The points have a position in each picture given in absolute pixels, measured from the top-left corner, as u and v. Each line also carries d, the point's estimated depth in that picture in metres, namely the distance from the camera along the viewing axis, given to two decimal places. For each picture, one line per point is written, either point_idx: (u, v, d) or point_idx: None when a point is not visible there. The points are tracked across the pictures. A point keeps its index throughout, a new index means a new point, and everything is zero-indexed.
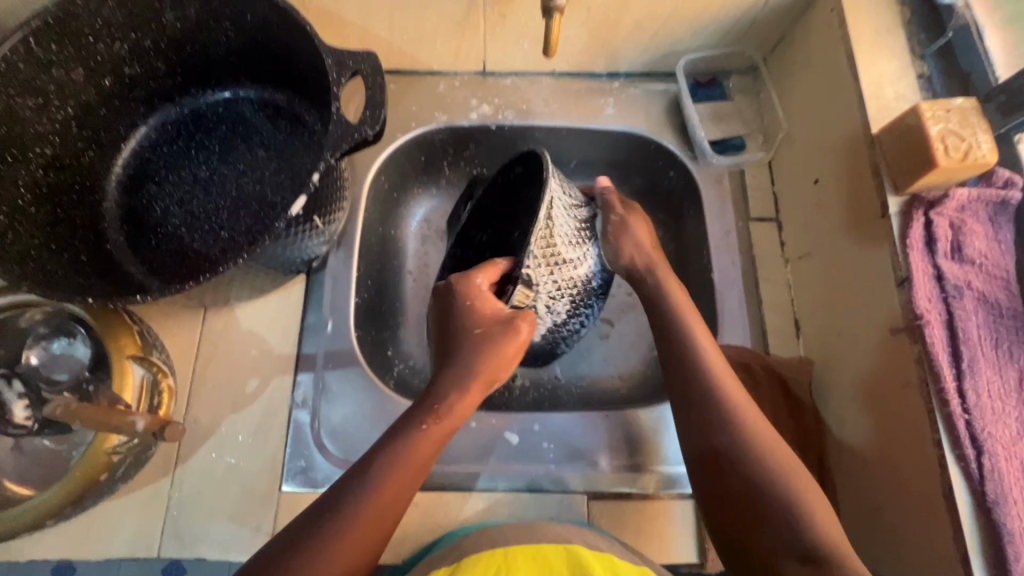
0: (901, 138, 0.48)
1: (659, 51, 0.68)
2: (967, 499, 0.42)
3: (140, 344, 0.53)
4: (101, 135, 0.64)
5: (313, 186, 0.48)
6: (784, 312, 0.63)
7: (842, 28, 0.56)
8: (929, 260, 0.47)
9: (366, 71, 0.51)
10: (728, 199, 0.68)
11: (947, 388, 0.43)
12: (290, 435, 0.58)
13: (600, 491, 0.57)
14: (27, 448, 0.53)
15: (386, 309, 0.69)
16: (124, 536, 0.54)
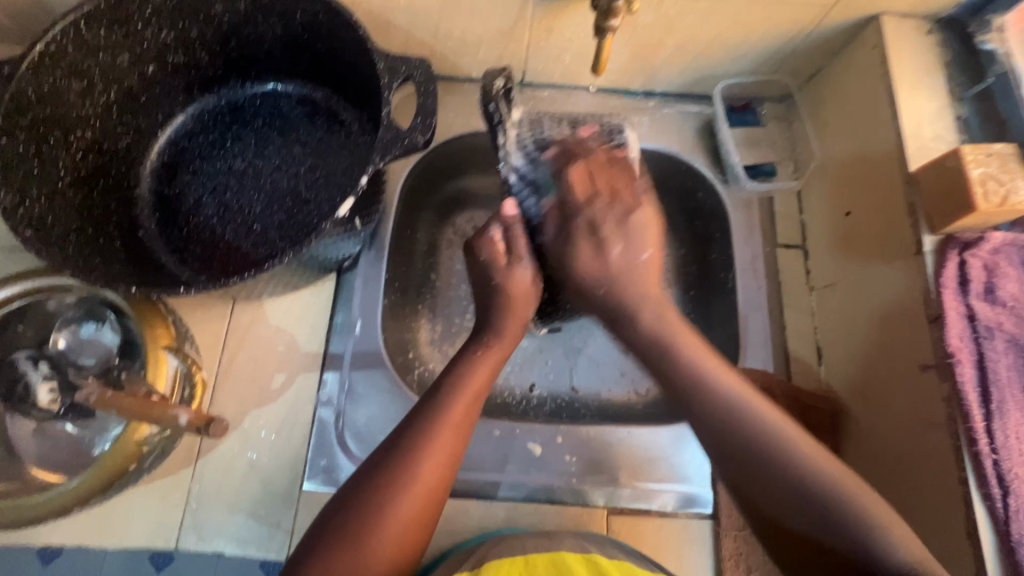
0: (941, 179, 0.49)
1: (697, 74, 0.69)
2: (991, 537, 0.43)
3: (173, 335, 0.54)
4: (139, 121, 0.64)
5: (360, 188, 0.48)
6: (806, 338, 0.64)
7: (883, 66, 0.57)
8: (961, 299, 0.48)
9: (418, 77, 0.51)
10: (756, 224, 0.69)
11: (975, 427, 0.44)
12: (313, 433, 0.58)
13: (619, 507, 0.58)
14: (49, 432, 0.53)
15: (410, 312, 0.69)
16: (142, 526, 0.53)
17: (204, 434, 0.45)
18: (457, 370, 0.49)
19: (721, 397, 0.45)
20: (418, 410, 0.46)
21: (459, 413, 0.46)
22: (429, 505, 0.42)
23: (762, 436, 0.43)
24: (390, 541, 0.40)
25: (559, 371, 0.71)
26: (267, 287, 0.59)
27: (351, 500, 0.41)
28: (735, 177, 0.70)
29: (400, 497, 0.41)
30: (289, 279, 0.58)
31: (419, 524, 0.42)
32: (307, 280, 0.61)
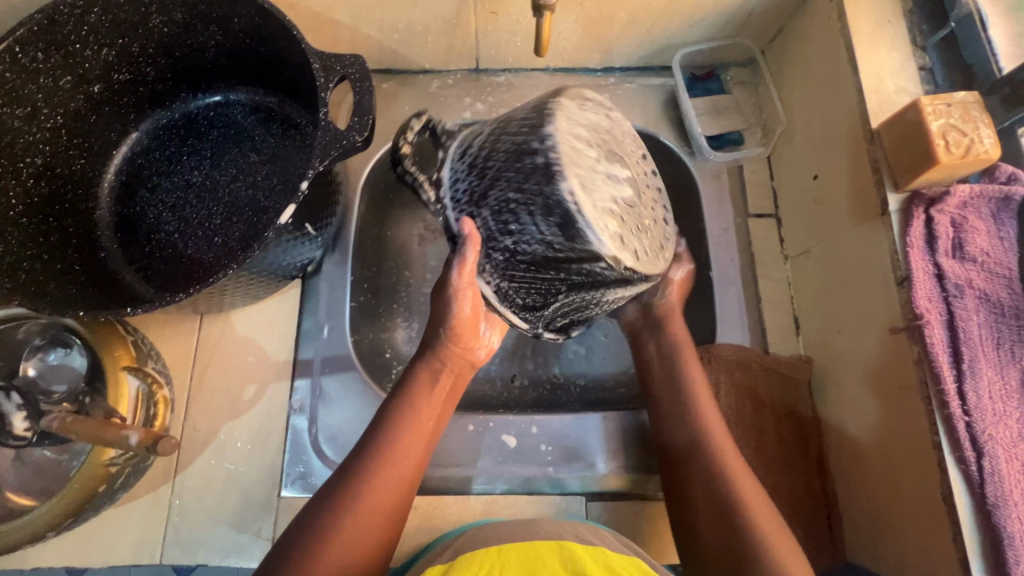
0: (902, 133, 0.47)
1: (654, 45, 0.67)
2: (966, 502, 0.42)
3: (135, 354, 0.54)
4: (92, 142, 0.64)
5: (302, 194, 0.47)
6: (783, 309, 0.63)
7: (841, 20, 0.54)
8: (929, 259, 0.46)
9: (354, 75, 0.50)
10: (727, 195, 0.67)
11: (946, 389, 0.43)
12: (288, 440, 0.58)
13: (598, 493, 0.58)
14: (27, 458, 0.53)
15: (383, 312, 0.69)
16: (126, 543, 0.54)
17: (156, 451, 0.46)
18: (406, 401, 0.52)
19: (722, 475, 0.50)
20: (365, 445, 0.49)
21: (415, 434, 0.50)
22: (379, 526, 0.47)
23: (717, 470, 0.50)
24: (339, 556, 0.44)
25: (539, 360, 0.71)
26: (228, 298, 0.58)
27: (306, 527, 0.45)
28: (701, 149, 0.67)
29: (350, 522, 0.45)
30: (250, 289, 0.58)
31: (386, 533, 0.47)
32: (270, 288, 0.60)
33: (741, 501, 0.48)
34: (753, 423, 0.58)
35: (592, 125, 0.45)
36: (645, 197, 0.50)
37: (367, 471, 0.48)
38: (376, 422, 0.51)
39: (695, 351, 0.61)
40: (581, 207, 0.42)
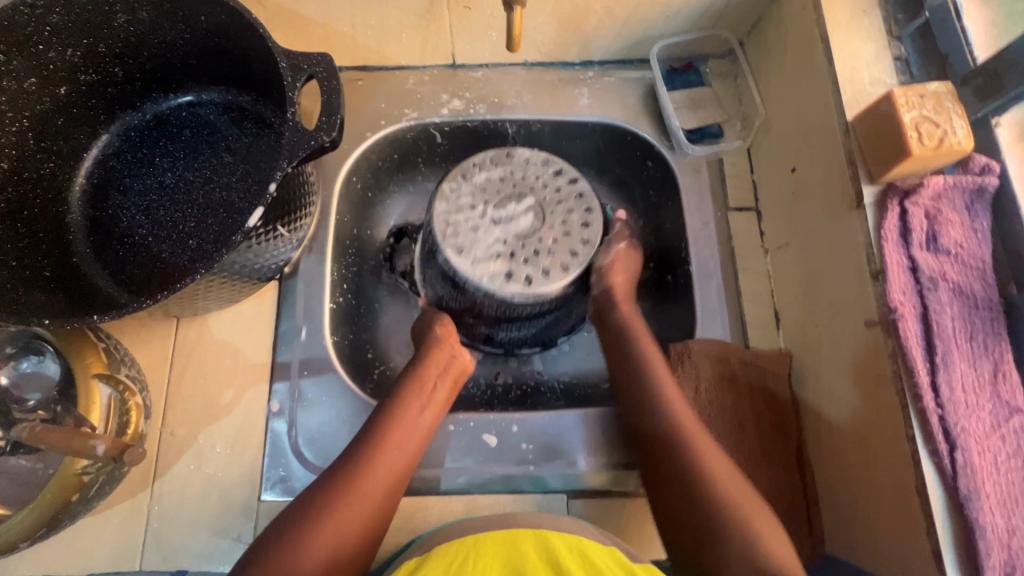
0: (876, 125, 0.47)
1: (631, 38, 0.67)
2: (940, 494, 0.42)
3: (107, 362, 0.53)
4: (61, 145, 0.62)
5: (270, 197, 0.47)
6: (763, 303, 0.63)
7: (816, 10, 0.54)
8: (903, 252, 0.46)
9: (321, 74, 0.49)
10: (707, 189, 0.67)
11: (919, 382, 0.43)
12: (267, 444, 0.58)
13: (582, 490, 0.58)
14: (2, 467, 0.53)
15: (363, 313, 0.69)
16: (105, 551, 0.54)
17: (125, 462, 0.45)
18: (393, 408, 0.54)
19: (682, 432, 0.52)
20: (354, 443, 0.52)
21: (405, 435, 0.53)
22: (363, 519, 0.48)
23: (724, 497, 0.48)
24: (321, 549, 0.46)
25: (522, 357, 0.72)
26: (204, 302, 0.58)
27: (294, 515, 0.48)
28: (680, 143, 0.67)
29: (334, 514, 0.47)
30: (225, 292, 0.57)
31: (364, 532, 0.48)
32: (245, 291, 0.60)
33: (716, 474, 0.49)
34: (733, 417, 0.58)
35: (484, 184, 0.60)
36: (544, 214, 0.59)
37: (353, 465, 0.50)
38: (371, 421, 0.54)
39: (675, 347, 0.61)
40: (462, 271, 0.56)
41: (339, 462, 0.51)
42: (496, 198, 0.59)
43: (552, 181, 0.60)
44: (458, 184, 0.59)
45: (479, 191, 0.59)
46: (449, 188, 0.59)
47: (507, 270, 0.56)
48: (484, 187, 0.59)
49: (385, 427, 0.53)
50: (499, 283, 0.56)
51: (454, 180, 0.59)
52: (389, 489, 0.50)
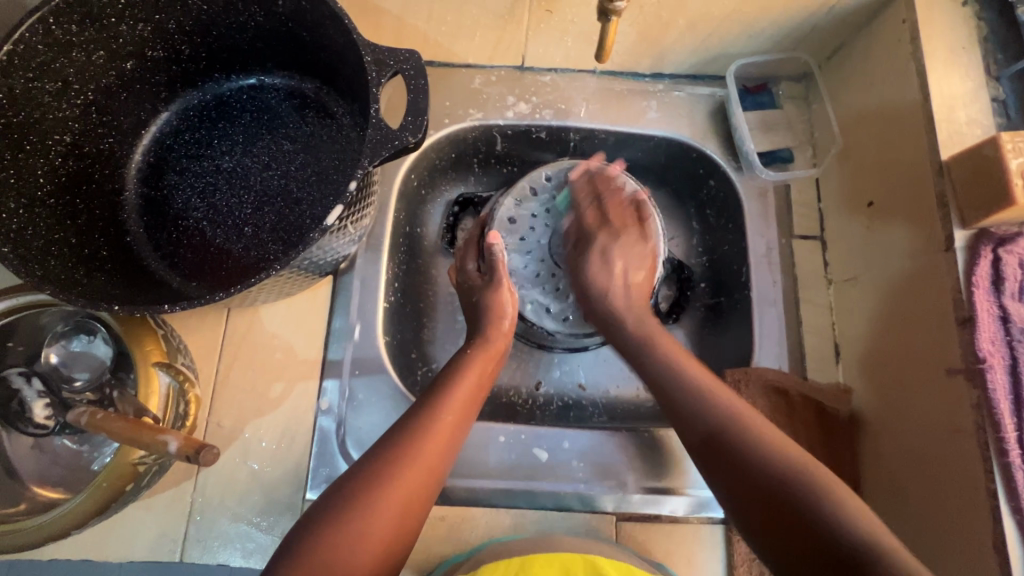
0: (976, 168, 0.45)
1: (708, 54, 0.65)
2: (1021, 553, 0.41)
3: (165, 350, 0.50)
4: (121, 121, 0.61)
5: (350, 194, 0.45)
6: (824, 336, 0.61)
7: (913, 44, 0.52)
8: (994, 300, 0.45)
9: (408, 70, 0.47)
10: (772, 214, 0.65)
11: (1007, 437, 0.42)
12: (315, 442, 0.57)
13: (628, 513, 0.56)
14: (47, 447, 0.53)
15: (411, 314, 0.68)
16: (145, 540, 0.53)
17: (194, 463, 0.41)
18: (452, 377, 0.53)
19: (719, 406, 0.49)
20: (407, 422, 0.48)
21: (461, 405, 0.51)
22: (417, 505, 0.45)
23: (728, 416, 0.48)
24: (377, 537, 0.42)
25: (564, 369, 0.71)
26: (260, 293, 0.56)
27: (357, 472, 0.45)
28: (750, 165, 0.66)
29: (389, 496, 0.44)
30: (281, 284, 0.56)
31: (421, 494, 0.46)
32: (302, 284, 0.59)
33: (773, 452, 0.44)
34: None
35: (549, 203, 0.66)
36: None
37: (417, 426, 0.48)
38: (431, 387, 0.52)
39: (731, 373, 0.60)
40: None
41: (389, 440, 0.47)
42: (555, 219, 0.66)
43: None
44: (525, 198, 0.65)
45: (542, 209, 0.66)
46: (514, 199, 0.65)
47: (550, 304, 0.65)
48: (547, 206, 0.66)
49: (437, 410, 0.49)
50: (540, 315, 0.65)
51: (521, 192, 0.66)
52: (439, 474, 0.47)
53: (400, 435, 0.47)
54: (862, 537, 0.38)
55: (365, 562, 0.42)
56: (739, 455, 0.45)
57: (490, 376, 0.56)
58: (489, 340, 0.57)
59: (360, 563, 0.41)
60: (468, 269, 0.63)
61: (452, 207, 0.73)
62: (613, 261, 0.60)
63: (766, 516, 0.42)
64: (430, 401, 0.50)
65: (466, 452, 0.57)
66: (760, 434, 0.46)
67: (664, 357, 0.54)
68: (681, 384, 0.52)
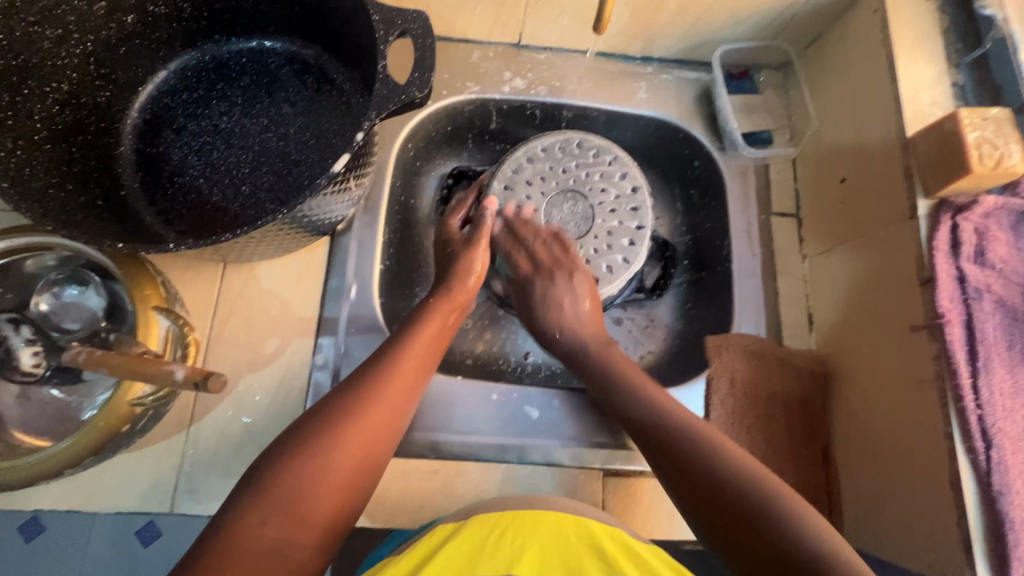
0: (937, 142, 0.50)
1: (695, 39, 0.69)
2: (974, 489, 0.45)
3: (165, 296, 0.50)
4: (119, 75, 0.61)
5: (356, 144, 0.46)
6: (798, 305, 0.65)
7: (883, 31, 0.57)
8: (953, 262, 0.49)
9: (416, 30, 0.49)
10: (752, 192, 0.69)
11: (962, 384, 0.46)
12: (309, 396, 0.57)
13: (615, 468, 0.58)
14: (34, 397, 0.52)
15: (404, 280, 0.69)
16: (136, 490, 0.53)
17: (203, 389, 0.40)
18: (414, 326, 0.54)
19: (688, 424, 0.49)
20: (371, 366, 0.50)
21: (421, 352, 0.52)
22: (381, 442, 0.47)
23: (705, 439, 0.47)
24: (341, 471, 0.44)
25: None
26: (258, 249, 0.57)
27: (321, 412, 0.46)
28: (733, 145, 0.69)
29: (351, 434, 0.45)
30: (279, 240, 0.57)
31: (382, 435, 0.47)
32: (300, 242, 0.59)
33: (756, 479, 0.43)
34: (764, 410, 0.61)
35: (546, 171, 0.66)
36: (593, 218, 0.65)
37: (381, 371, 0.49)
38: (394, 336, 0.53)
39: (713, 339, 0.64)
40: (498, 251, 0.64)
41: (353, 382, 0.48)
42: (551, 189, 0.66)
43: (613, 184, 0.66)
44: (523, 165, 0.65)
45: (538, 177, 0.66)
46: (512, 166, 0.65)
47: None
48: (545, 174, 0.66)
49: (399, 356, 0.51)
50: None
51: (517, 160, 0.66)
52: (401, 416, 0.49)
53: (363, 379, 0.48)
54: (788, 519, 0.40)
55: (327, 495, 0.43)
56: (693, 462, 0.46)
57: (451, 328, 0.57)
58: (452, 294, 0.58)
59: (326, 496, 0.43)
60: (450, 226, 0.64)
61: (446, 178, 0.74)
62: (576, 297, 0.60)
63: (710, 509, 0.43)
64: (392, 348, 0.52)
65: (460, 409, 0.59)
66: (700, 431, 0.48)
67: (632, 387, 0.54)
68: (661, 421, 0.50)
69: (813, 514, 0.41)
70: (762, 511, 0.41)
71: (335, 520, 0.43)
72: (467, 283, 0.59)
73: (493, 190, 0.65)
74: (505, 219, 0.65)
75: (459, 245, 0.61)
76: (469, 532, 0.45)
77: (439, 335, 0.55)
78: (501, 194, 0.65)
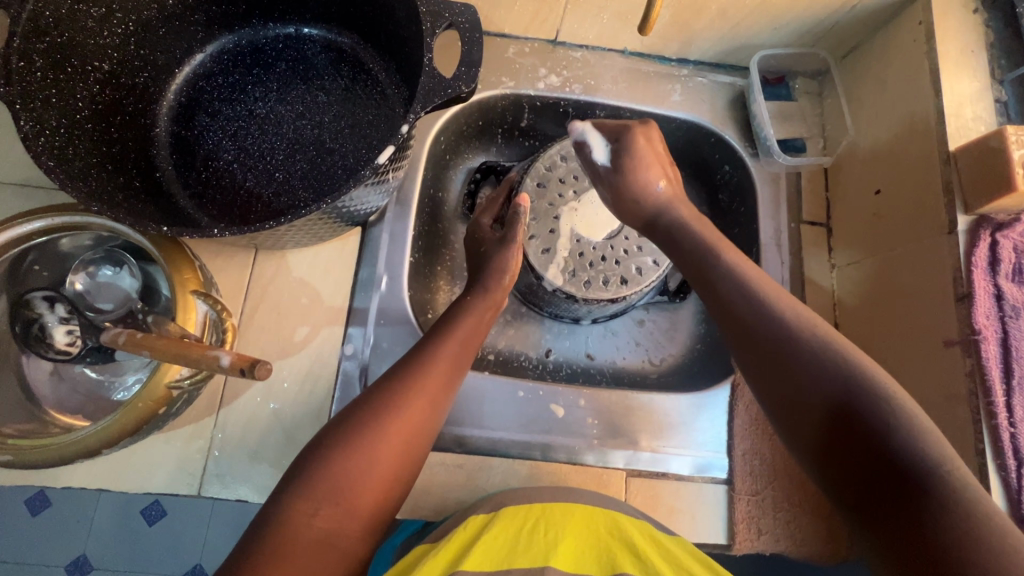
0: (981, 158, 0.49)
1: (733, 43, 0.68)
2: (1004, 507, 0.45)
3: (202, 280, 0.50)
4: (157, 57, 0.60)
5: (401, 136, 0.46)
6: (825, 315, 0.65)
7: (928, 43, 0.57)
8: (990, 280, 0.49)
9: (464, 24, 0.49)
10: (783, 200, 0.69)
11: (996, 401, 0.46)
12: (338, 386, 0.57)
13: (637, 470, 0.59)
14: (67, 375, 0.52)
15: (430, 273, 0.69)
16: (164, 472, 0.53)
17: (247, 376, 0.38)
18: (450, 323, 0.54)
19: (765, 304, 0.47)
20: (409, 363, 0.51)
21: (458, 349, 0.53)
22: (419, 438, 0.48)
23: (792, 326, 0.45)
24: (383, 469, 0.45)
25: (574, 337, 0.73)
26: (293, 237, 0.57)
27: (360, 409, 0.47)
28: (767, 152, 0.69)
29: (391, 431, 0.46)
30: (314, 228, 0.57)
31: (421, 431, 0.48)
32: (333, 232, 0.59)
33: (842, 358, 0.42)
34: None
35: (579, 170, 0.66)
36: None
37: (417, 368, 0.50)
38: (431, 332, 0.54)
39: None
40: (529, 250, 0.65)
41: (392, 378, 0.49)
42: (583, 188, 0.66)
43: None
44: (557, 163, 0.66)
45: (571, 176, 0.66)
46: (545, 164, 0.66)
47: (573, 268, 0.64)
48: (577, 173, 0.66)
49: (438, 352, 0.52)
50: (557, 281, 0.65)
51: (551, 158, 0.66)
52: (439, 413, 0.50)
53: (405, 369, 0.49)
54: (865, 398, 0.40)
55: (371, 489, 0.45)
56: (775, 347, 0.45)
57: (487, 324, 0.58)
58: (489, 292, 0.58)
59: (369, 490, 0.44)
60: (481, 224, 0.64)
61: (474, 173, 0.74)
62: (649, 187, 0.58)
63: (788, 393, 0.44)
64: (429, 344, 0.52)
65: (486, 404, 0.59)
66: (784, 314, 0.46)
67: (719, 254, 0.52)
68: (749, 301, 0.48)
69: (903, 394, 0.40)
70: (844, 385, 0.41)
71: (377, 512, 0.45)
72: (502, 281, 0.59)
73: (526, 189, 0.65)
74: (537, 217, 0.65)
75: (491, 243, 0.61)
76: (503, 519, 0.48)
77: (474, 330, 0.55)
78: (533, 192, 0.65)
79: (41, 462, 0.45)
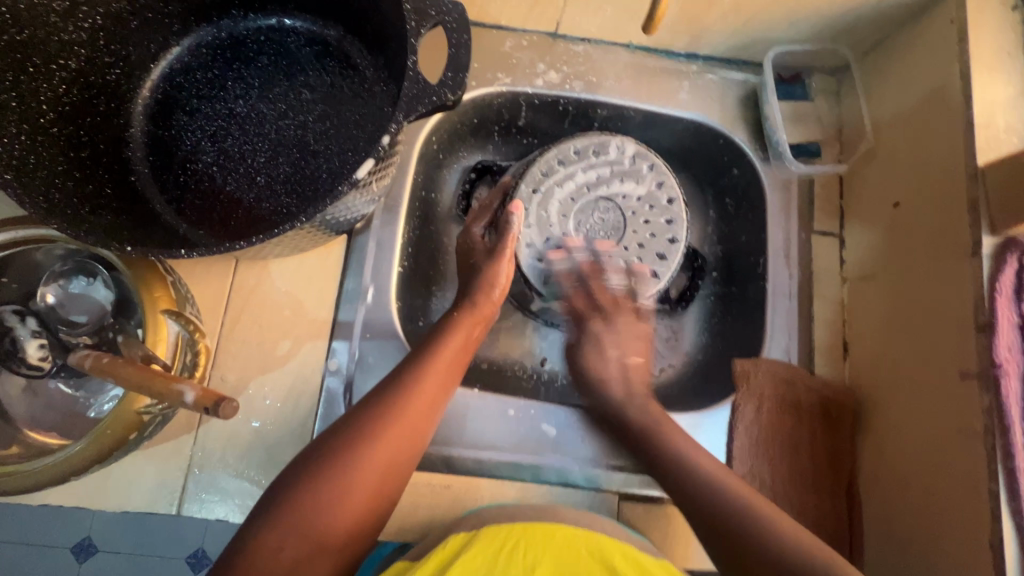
0: (1012, 176, 0.45)
1: (746, 38, 0.63)
2: (1016, 554, 0.42)
3: (174, 297, 0.48)
4: (129, 52, 0.57)
5: (381, 149, 0.43)
6: (833, 331, 0.62)
7: (961, 44, 0.52)
8: (1015, 308, 0.46)
9: (450, 23, 0.45)
10: (794, 207, 0.65)
11: (1014, 442, 0.43)
12: (321, 402, 0.55)
13: (631, 493, 0.57)
14: (40, 390, 0.50)
15: (421, 280, 0.66)
16: (143, 489, 0.52)
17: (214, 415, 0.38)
18: (438, 341, 0.52)
19: (679, 458, 0.50)
20: (392, 384, 0.48)
21: (445, 369, 0.50)
22: (401, 464, 0.46)
23: (710, 480, 0.47)
24: (360, 498, 0.43)
25: None
26: (274, 247, 0.54)
27: (340, 434, 0.45)
28: (779, 157, 0.65)
29: (372, 458, 0.44)
30: (294, 239, 0.54)
31: (403, 458, 0.46)
32: (316, 241, 0.56)
33: (762, 516, 0.43)
34: (791, 441, 0.59)
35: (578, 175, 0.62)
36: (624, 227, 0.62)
37: (401, 390, 0.48)
38: (416, 351, 0.51)
39: (741, 364, 0.61)
40: (523, 260, 0.62)
41: (374, 400, 0.47)
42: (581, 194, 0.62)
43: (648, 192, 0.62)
44: (553, 168, 0.61)
45: (569, 182, 0.62)
46: (541, 169, 0.62)
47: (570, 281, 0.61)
48: (576, 178, 0.62)
49: (423, 373, 0.49)
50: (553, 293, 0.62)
51: (548, 162, 0.62)
52: (422, 437, 0.48)
53: (389, 395, 0.47)
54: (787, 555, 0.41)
55: (348, 520, 0.42)
56: (696, 496, 0.47)
57: (474, 341, 0.55)
58: (480, 306, 0.55)
59: (344, 521, 0.42)
60: (472, 235, 0.61)
61: (468, 173, 0.70)
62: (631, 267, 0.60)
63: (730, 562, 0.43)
64: (415, 364, 0.50)
65: (475, 423, 0.57)
66: (703, 472, 0.49)
67: (635, 419, 0.55)
68: (667, 459, 0.51)
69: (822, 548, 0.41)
70: (761, 544, 0.42)
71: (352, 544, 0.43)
72: (494, 296, 0.56)
73: (520, 195, 0.61)
74: (531, 225, 0.61)
75: (483, 255, 0.58)
76: (487, 542, 0.44)
77: (462, 348, 0.53)
78: (528, 198, 0.61)
79: (14, 486, 0.44)
